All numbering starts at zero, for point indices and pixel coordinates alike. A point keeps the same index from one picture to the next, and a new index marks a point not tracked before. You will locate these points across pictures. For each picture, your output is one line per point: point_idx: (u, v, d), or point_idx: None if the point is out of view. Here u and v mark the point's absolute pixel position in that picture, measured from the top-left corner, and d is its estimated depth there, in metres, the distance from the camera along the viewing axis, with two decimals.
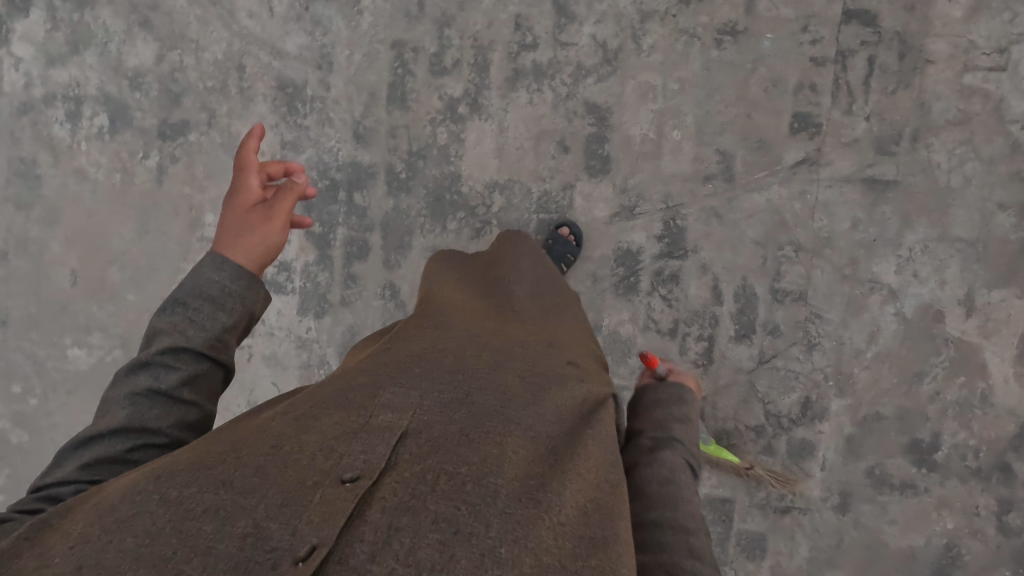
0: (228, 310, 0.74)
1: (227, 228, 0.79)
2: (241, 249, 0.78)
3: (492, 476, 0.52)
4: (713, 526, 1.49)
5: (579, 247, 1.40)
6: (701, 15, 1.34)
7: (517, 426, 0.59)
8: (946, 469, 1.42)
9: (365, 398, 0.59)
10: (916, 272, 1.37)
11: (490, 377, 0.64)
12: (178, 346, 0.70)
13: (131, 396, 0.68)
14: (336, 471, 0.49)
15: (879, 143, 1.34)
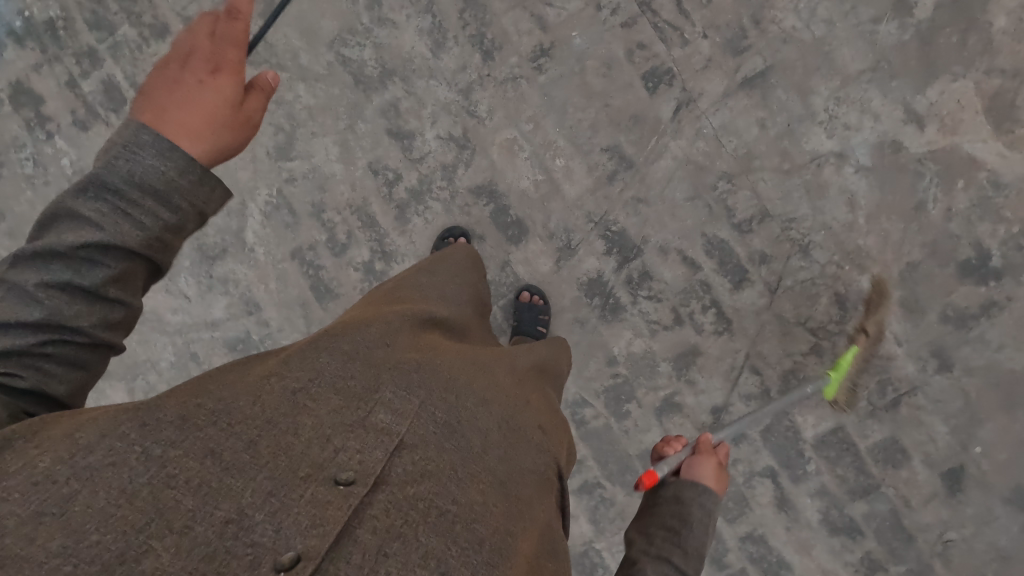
0: (173, 206, 0.59)
1: (187, 94, 0.62)
2: (208, 140, 0.62)
3: (475, 523, 0.59)
4: (843, 460, 1.38)
5: (548, 306, 1.40)
6: (510, 56, 1.37)
7: (488, 467, 0.66)
8: (1014, 269, 1.30)
9: (367, 393, 0.65)
10: (847, 124, 1.32)
11: (479, 408, 0.71)
12: (105, 243, 0.57)
13: (43, 285, 0.56)
14: (331, 471, 0.56)
15: (730, 45, 1.33)
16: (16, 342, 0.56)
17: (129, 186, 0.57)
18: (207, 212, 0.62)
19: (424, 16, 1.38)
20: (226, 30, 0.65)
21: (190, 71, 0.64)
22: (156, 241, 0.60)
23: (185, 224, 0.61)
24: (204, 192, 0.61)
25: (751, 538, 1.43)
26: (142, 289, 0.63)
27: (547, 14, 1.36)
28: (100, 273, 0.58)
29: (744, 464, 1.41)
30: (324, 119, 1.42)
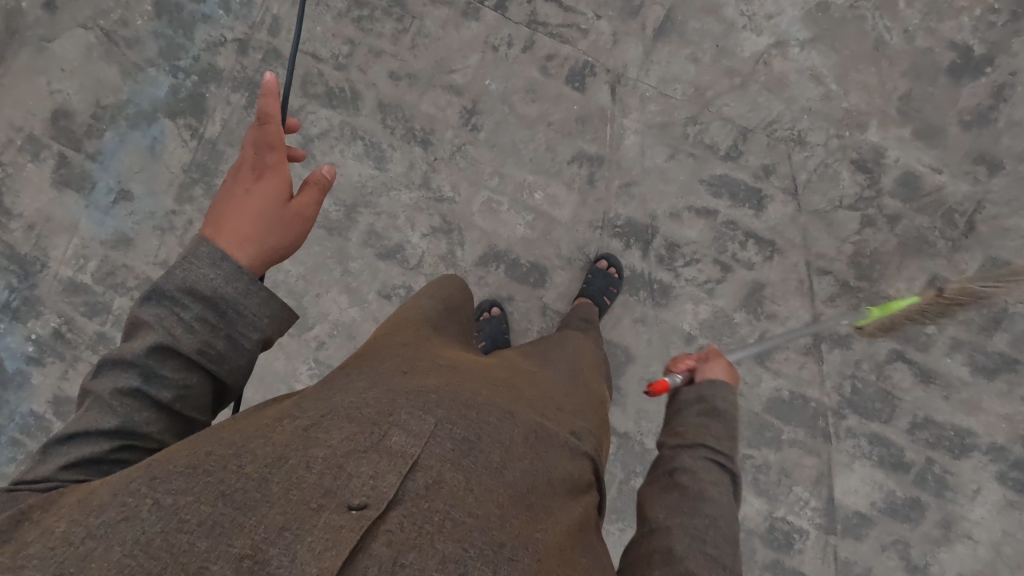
0: (222, 312, 0.64)
1: (246, 203, 0.70)
2: (262, 242, 0.69)
3: (497, 531, 0.57)
4: (957, 304, 1.31)
5: (620, 279, 1.35)
6: (445, 132, 1.40)
7: (513, 478, 0.63)
8: (999, 47, 1.27)
9: (382, 413, 0.62)
10: (770, 14, 1.32)
11: (504, 422, 0.68)
12: (166, 346, 0.61)
13: (115, 394, 0.60)
14: (344, 496, 0.53)
15: (625, 10, 1.35)
16: (92, 450, 0.59)
17: (184, 295, 0.63)
18: (270, 329, 0.68)
19: (354, 143, 1.42)
20: (264, 138, 0.72)
21: (243, 180, 0.72)
22: (213, 349, 0.64)
23: (239, 333, 0.65)
24: (251, 300, 0.65)
25: (918, 427, 1.34)
26: (206, 403, 0.67)
27: (455, 79, 1.39)
28: (168, 386, 0.62)
29: (868, 360, 1.34)
30: (319, 277, 1.45)
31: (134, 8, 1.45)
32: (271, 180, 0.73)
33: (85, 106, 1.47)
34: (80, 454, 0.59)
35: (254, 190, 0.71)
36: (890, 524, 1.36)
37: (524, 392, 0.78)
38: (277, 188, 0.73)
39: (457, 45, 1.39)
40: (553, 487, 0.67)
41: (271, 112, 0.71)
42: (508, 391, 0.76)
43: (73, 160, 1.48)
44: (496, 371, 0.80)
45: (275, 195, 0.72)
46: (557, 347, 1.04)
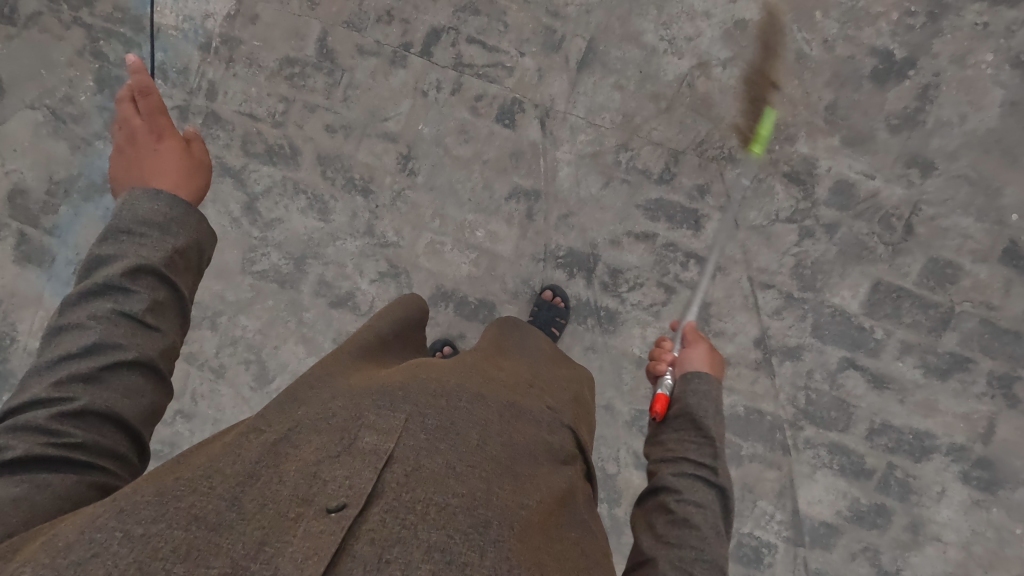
0: (173, 229, 0.72)
1: (154, 162, 0.78)
2: (188, 185, 0.77)
3: (479, 508, 0.61)
4: (903, 308, 1.31)
5: (567, 308, 1.37)
6: (383, 179, 1.43)
7: (488, 455, 0.68)
8: (920, 49, 1.27)
9: (351, 421, 0.66)
10: (690, 36, 1.33)
11: (473, 406, 0.73)
12: (133, 267, 0.67)
13: (91, 315, 0.66)
14: (321, 501, 0.56)
15: (548, 45, 1.36)
16: (77, 369, 0.63)
17: (138, 226, 0.71)
18: (209, 241, 0.75)
19: (298, 197, 1.45)
20: (148, 105, 0.81)
21: (145, 147, 0.79)
22: (174, 263, 0.70)
23: (188, 247, 0.72)
24: (194, 218, 0.74)
25: (876, 432, 1.33)
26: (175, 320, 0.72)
27: (389, 126, 1.42)
28: (136, 301, 0.67)
29: (819, 370, 1.34)
30: (276, 330, 1.48)
31: (77, 84, 1.49)
32: (169, 139, 0.80)
33: (39, 183, 1.52)
34: (67, 373, 0.63)
35: (160, 148, 0.79)
36: (858, 532, 1.35)
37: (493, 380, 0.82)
38: (178, 144, 0.80)
39: (387, 93, 1.41)
40: (531, 467, 0.72)
41: (145, 84, 0.79)
42: (474, 377, 0.79)
43: (32, 236, 1.53)
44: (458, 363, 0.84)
45: (179, 148, 0.80)
46: (524, 344, 1.08)
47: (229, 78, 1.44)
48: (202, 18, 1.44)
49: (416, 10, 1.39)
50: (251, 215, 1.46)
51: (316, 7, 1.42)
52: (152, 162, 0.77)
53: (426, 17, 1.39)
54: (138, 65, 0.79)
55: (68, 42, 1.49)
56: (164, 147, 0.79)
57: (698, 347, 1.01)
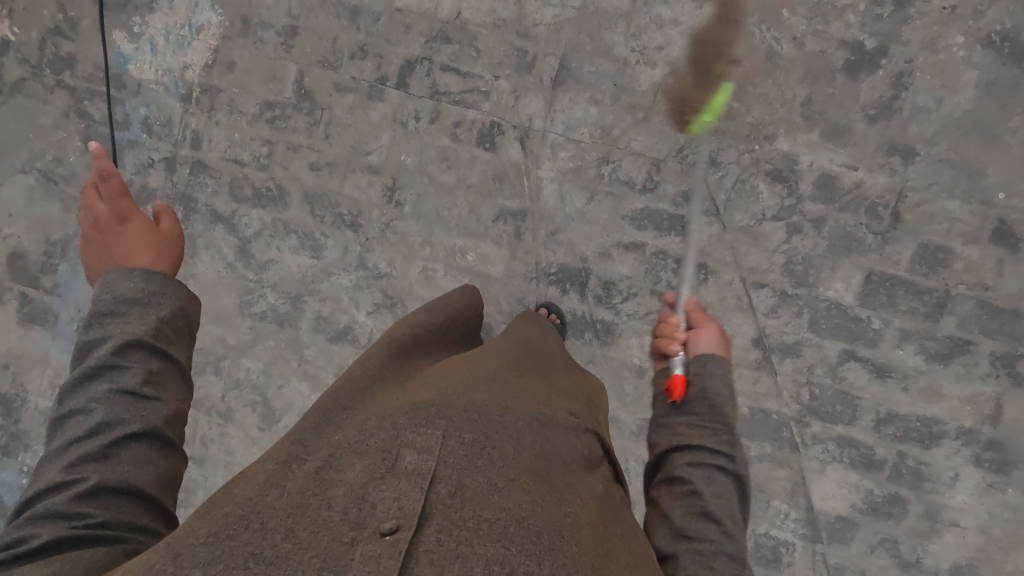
0: (154, 303, 0.77)
1: (125, 238, 0.84)
2: (164, 254, 0.85)
3: (530, 519, 0.64)
4: (898, 295, 1.31)
5: (565, 323, 1.37)
6: (371, 212, 1.44)
7: (527, 466, 0.71)
8: (890, 38, 1.27)
9: (389, 440, 0.68)
10: (660, 45, 1.33)
11: (505, 423, 0.76)
12: (123, 344, 0.72)
13: (93, 398, 0.70)
14: (374, 524, 0.57)
15: (520, 66, 1.38)
16: (87, 449, 0.67)
17: (120, 306, 0.75)
18: (190, 305, 0.80)
19: (288, 237, 1.47)
20: (111, 189, 0.88)
21: (111, 228, 0.85)
22: (163, 332, 0.75)
23: (173, 315, 0.77)
24: (174, 292, 0.79)
25: (883, 422, 1.33)
26: (175, 387, 0.76)
27: (372, 159, 1.43)
28: (130, 376, 0.71)
29: (820, 365, 1.34)
30: (278, 369, 1.49)
31: (65, 145, 1.52)
32: (137, 217, 0.87)
33: (36, 245, 1.54)
34: (78, 453, 0.67)
35: (128, 225, 0.86)
36: (874, 524, 1.34)
37: (518, 393, 0.85)
38: (146, 221, 0.88)
39: (367, 127, 1.43)
40: (565, 477, 0.75)
41: (107, 167, 0.88)
42: (497, 391, 0.82)
43: (34, 297, 1.56)
44: (481, 374, 0.86)
45: (149, 224, 0.87)
46: (541, 351, 1.11)
47: (212, 126, 1.47)
48: (181, 70, 1.47)
49: (388, 44, 1.41)
50: (245, 258, 1.48)
51: (291, 49, 1.43)
52: (125, 239, 0.84)
53: (398, 49, 1.40)
54: (100, 151, 0.88)
55: (53, 106, 1.52)
56: (135, 223, 0.86)
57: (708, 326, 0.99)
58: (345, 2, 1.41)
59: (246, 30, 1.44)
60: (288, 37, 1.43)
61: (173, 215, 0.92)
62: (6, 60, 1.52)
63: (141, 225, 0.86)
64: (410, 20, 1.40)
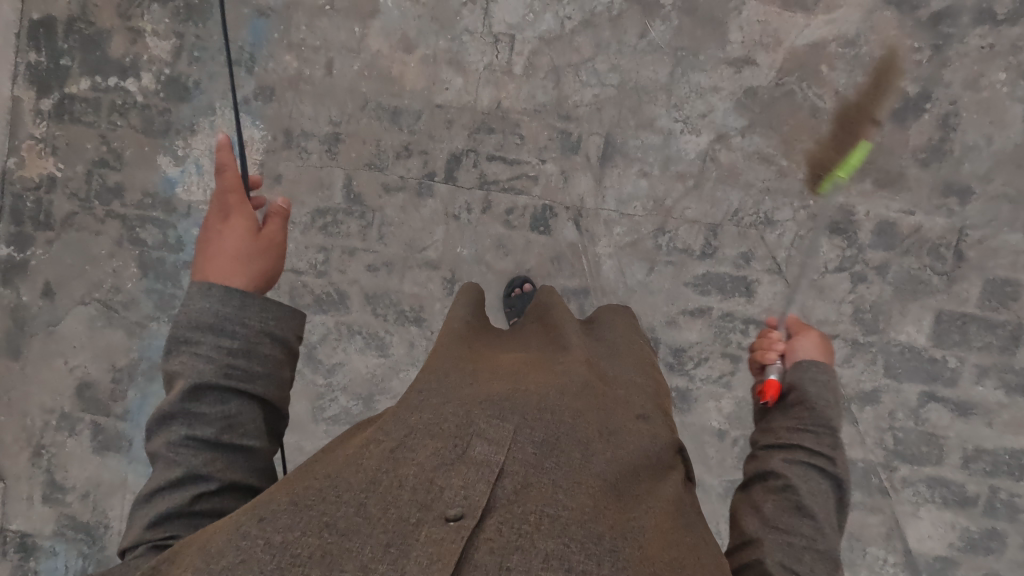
0: (228, 333, 0.72)
1: (218, 244, 0.77)
2: (248, 272, 0.77)
3: (591, 521, 0.62)
4: (971, 332, 1.31)
5: None
6: (433, 305, 1.46)
7: (594, 470, 0.70)
8: (931, 82, 1.28)
9: (461, 428, 0.69)
10: (702, 113, 1.35)
11: (575, 420, 0.74)
12: (197, 387, 0.69)
13: (171, 447, 0.69)
14: (440, 509, 0.58)
15: (566, 148, 1.39)
16: (170, 504, 0.67)
17: (193, 332, 0.72)
18: (274, 327, 0.76)
19: (354, 339, 1.48)
20: (223, 182, 0.79)
21: (213, 227, 0.79)
22: (238, 369, 0.72)
23: (253, 346, 0.73)
24: (249, 313, 0.74)
25: (971, 459, 1.33)
26: (255, 424, 0.73)
27: (429, 254, 1.45)
28: (208, 421, 0.70)
29: (901, 409, 1.34)
30: None
31: (122, 273, 1.54)
32: (237, 222, 0.79)
33: (104, 373, 1.56)
34: (162, 507, 0.67)
35: (224, 233, 0.78)
36: (974, 560, 1.35)
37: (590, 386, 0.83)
38: (249, 226, 0.79)
39: (420, 224, 1.44)
40: (632, 486, 0.73)
41: (225, 161, 0.77)
42: (572, 386, 0.80)
43: (106, 424, 1.57)
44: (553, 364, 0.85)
45: (251, 233, 0.79)
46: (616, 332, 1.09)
47: None
48: None
49: (432, 140, 1.42)
50: (313, 363, 1.50)
51: (336, 156, 1.45)
52: (218, 251, 0.77)
53: (442, 145, 1.42)
54: (224, 144, 0.77)
55: (105, 235, 1.53)
56: (235, 229, 0.78)
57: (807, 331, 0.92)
58: (384, 104, 1.43)
59: (289, 142, 1.46)
60: (331, 144, 1.45)
61: (284, 218, 0.83)
62: (55, 196, 1.54)
63: (235, 235, 0.78)
64: (451, 115, 1.41)
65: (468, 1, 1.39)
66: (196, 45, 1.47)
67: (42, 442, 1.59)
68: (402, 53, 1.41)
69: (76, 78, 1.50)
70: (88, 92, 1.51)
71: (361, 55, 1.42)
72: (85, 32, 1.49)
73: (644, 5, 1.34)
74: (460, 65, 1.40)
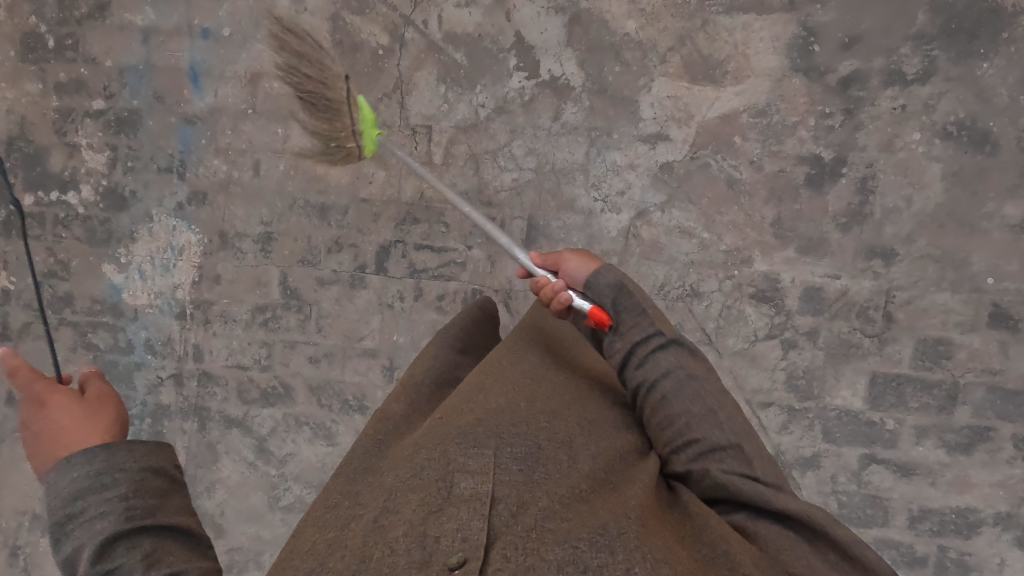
0: (110, 481, 0.63)
1: (49, 430, 0.69)
2: (95, 427, 0.70)
3: (591, 519, 0.59)
4: (906, 394, 1.30)
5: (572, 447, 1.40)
6: (376, 393, 1.49)
7: (579, 469, 0.67)
8: (846, 146, 1.27)
9: (438, 466, 0.63)
10: (621, 190, 1.35)
11: (548, 427, 0.71)
12: (102, 542, 0.59)
13: None
14: (444, 562, 0.53)
15: (491, 233, 1.41)
16: None
17: (73, 506, 0.62)
18: (156, 460, 0.68)
19: (302, 429, 1.52)
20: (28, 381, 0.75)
21: (36, 420, 0.71)
22: (137, 508, 0.62)
23: (140, 482, 0.65)
24: (126, 454, 0.66)
25: (918, 519, 1.33)
26: (181, 551, 0.63)
27: (367, 343, 1.48)
28: (129, 570, 0.58)
29: (842, 472, 1.34)
30: None
31: None
32: (58, 400, 0.73)
33: None
34: None
35: (49, 414, 0.71)
36: None
37: (557, 394, 0.80)
38: (73, 398, 0.74)
39: (356, 314, 1.47)
40: (615, 474, 0.70)
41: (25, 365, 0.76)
42: (536, 395, 0.77)
43: None
44: (517, 369, 0.82)
45: (78, 402, 0.73)
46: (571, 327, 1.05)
47: (211, 338, 1.52)
48: (171, 290, 1.53)
49: (361, 234, 1.45)
50: (265, 455, 1.54)
51: (269, 254, 1.48)
52: (51, 430, 0.69)
53: (371, 237, 1.44)
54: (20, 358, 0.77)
55: (61, 342, 1.59)
56: (57, 407, 0.72)
57: (565, 257, 0.95)
58: (312, 201, 1.45)
59: (224, 243, 1.49)
60: (265, 243, 1.48)
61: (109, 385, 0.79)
62: (10, 308, 1.59)
63: (62, 407, 0.71)
64: (377, 208, 1.44)
65: (384, 96, 1.41)
66: (129, 155, 1.51)
67: (19, 543, 1.66)
68: None
69: (20, 195, 1.55)
70: (33, 208, 1.56)
71: (286, 155, 1.45)
72: (25, 150, 1.54)
73: (555, 88, 1.35)
74: (382, 157, 1.42)
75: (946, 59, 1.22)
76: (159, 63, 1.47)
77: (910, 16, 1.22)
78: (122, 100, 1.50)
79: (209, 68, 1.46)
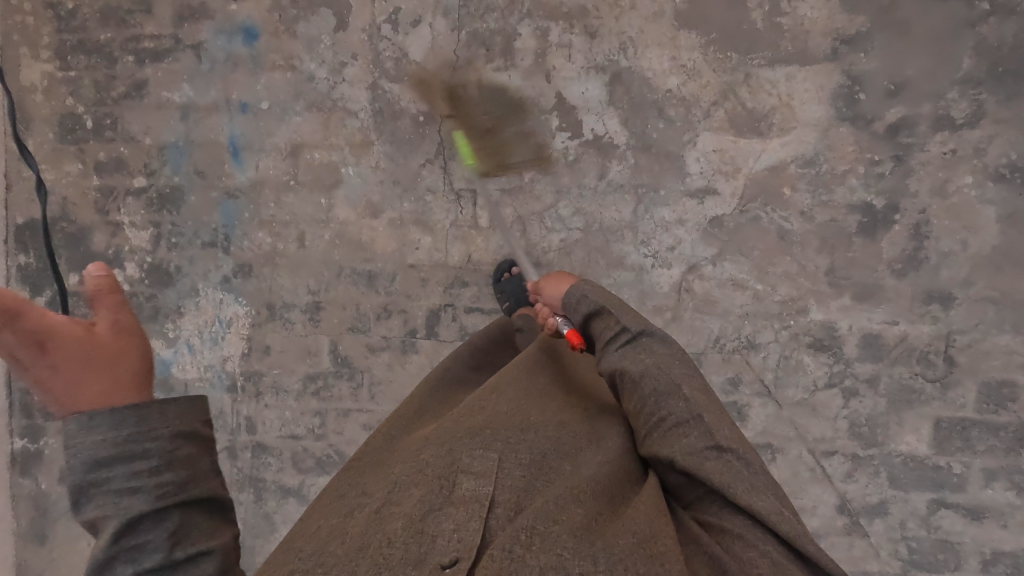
0: (142, 451, 0.57)
1: (69, 384, 0.57)
2: (128, 382, 0.60)
3: (581, 529, 0.61)
4: (972, 437, 1.29)
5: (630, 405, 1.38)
6: None
7: (582, 478, 0.68)
8: (897, 192, 1.27)
9: (445, 467, 0.67)
10: (671, 245, 1.35)
11: (557, 438, 0.73)
12: (128, 519, 0.55)
13: None
14: (436, 558, 0.57)
15: None
16: None
17: (94, 466, 0.56)
18: (190, 423, 0.61)
19: None
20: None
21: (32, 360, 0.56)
22: (169, 484, 0.57)
23: (172, 453, 0.59)
24: (156, 415, 0.59)
25: (990, 562, 1.32)
26: (204, 524, 0.60)
27: None
28: (154, 550, 0.56)
29: (911, 518, 1.33)
30: None
31: None
32: (64, 336, 0.57)
33: None
34: None
35: (57, 359, 0.56)
36: None
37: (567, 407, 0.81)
38: (82, 332, 0.59)
39: (409, 380, 1.47)
40: (621, 488, 0.71)
41: None
42: (546, 407, 0.79)
43: None
44: (527, 380, 0.83)
45: (93, 339, 0.59)
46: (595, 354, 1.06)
47: (263, 409, 1.52)
48: (221, 362, 1.53)
49: (410, 300, 1.44)
50: None
51: (318, 323, 1.48)
52: (70, 386, 0.57)
53: (421, 302, 1.44)
54: None
55: None
56: (68, 350, 0.57)
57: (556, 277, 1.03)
58: (359, 269, 1.45)
59: (272, 314, 1.49)
60: (313, 312, 1.48)
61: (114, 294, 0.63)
62: None
63: (79, 352, 0.57)
64: (425, 273, 1.43)
65: (427, 162, 1.41)
66: (173, 231, 1.51)
67: None
68: (369, 218, 1.44)
69: (65, 274, 1.56)
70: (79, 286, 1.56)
71: (331, 225, 1.45)
72: (68, 229, 1.55)
73: (599, 147, 1.35)
74: (427, 223, 1.42)
75: (995, 103, 1.22)
76: (199, 139, 1.48)
77: (956, 62, 1.22)
78: (163, 176, 1.50)
79: (249, 141, 1.47)
